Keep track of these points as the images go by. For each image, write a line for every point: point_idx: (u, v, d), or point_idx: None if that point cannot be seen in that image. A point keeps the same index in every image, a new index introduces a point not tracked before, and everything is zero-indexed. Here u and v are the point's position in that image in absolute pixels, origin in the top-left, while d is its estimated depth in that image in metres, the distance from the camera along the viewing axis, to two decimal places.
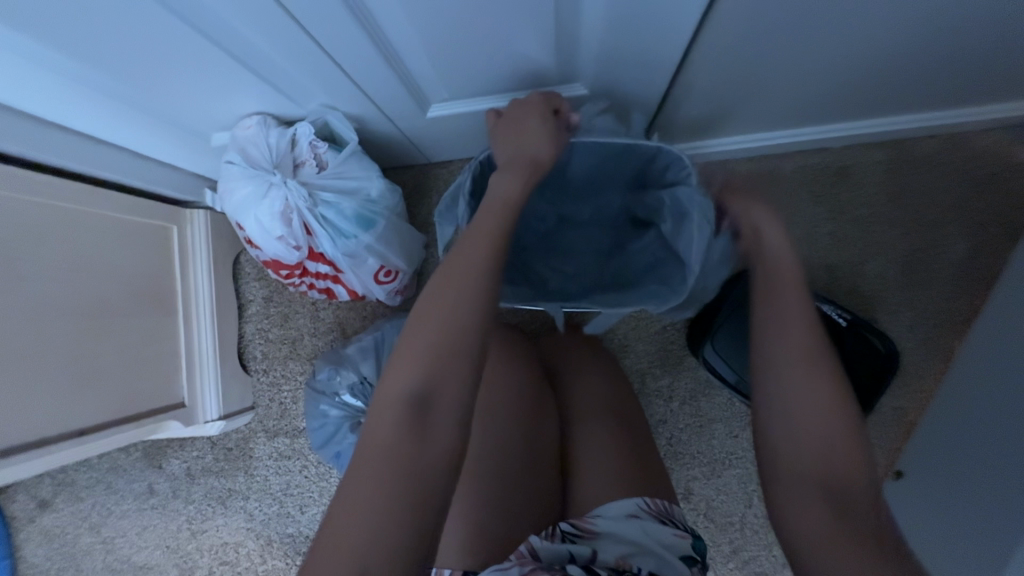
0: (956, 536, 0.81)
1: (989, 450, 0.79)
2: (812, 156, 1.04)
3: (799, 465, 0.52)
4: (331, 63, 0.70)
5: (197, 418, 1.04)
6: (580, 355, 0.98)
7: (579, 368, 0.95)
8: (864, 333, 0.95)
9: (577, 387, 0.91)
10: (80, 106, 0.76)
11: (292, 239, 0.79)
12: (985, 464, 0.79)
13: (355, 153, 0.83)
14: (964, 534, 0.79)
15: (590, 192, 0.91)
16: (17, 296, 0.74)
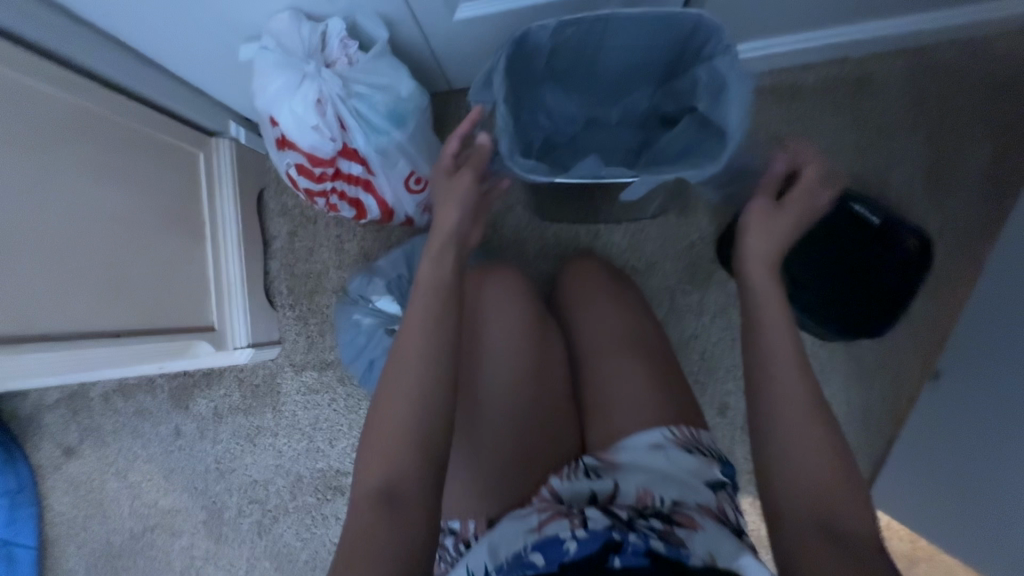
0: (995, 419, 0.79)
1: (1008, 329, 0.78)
2: (835, 65, 1.02)
3: (798, 490, 0.56)
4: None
5: (226, 343, 1.04)
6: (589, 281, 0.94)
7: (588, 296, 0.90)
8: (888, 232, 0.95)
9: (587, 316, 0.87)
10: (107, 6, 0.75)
11: (326, 130, 0.80)
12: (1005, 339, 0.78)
13: (385, 53, 0.83)
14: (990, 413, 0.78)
15: (618, 92, 0.92)
16: (52, 192, 0.74)
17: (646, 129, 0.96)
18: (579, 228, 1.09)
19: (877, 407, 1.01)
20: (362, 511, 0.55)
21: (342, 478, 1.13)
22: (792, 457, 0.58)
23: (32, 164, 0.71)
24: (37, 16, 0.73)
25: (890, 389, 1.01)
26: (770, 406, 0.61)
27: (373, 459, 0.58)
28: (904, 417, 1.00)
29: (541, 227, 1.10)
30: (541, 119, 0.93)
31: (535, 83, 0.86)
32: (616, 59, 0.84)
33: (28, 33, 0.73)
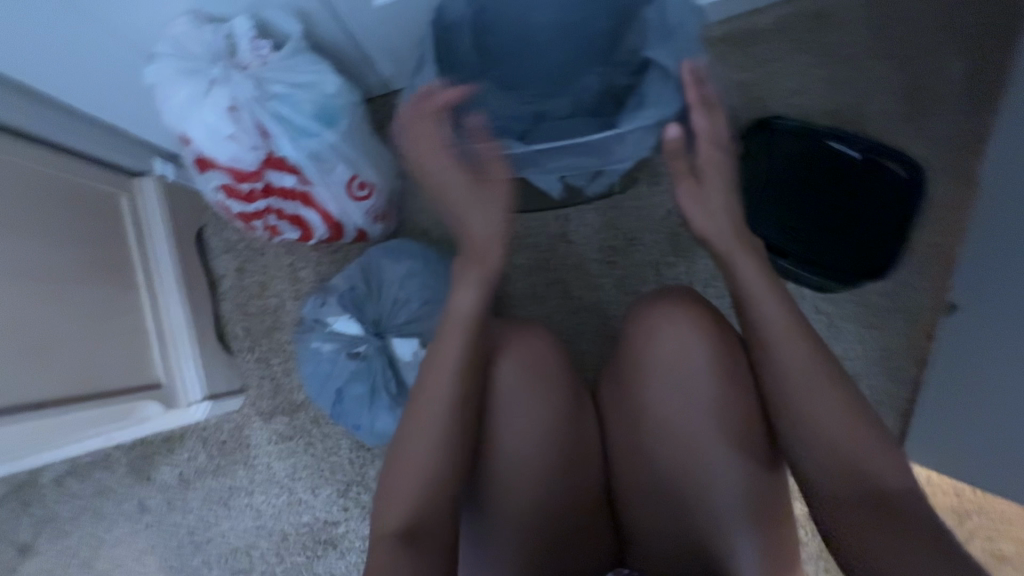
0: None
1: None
2: (788, 5, 0.97)
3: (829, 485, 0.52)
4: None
5: (177, 400, 0.94)
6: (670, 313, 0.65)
7: (671, 339, 0.63)
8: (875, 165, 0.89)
9: (657, 360, 0.64)
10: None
11: (244, 138, 0.71)
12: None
13: (300, 49, 0.75)
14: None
15: (564, 77, 0.80)
16: None
17: (605, 116, 0.78)
18: (548, 215, 1.01)
19: (896, 354, 0.93)
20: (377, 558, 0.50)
21: (331, 530, 1.02)
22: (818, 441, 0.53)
23: None
24: None
25: (907, 332, 0.93)
26: (789, 395, 0.54)
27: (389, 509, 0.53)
28: (926, 360, 0.92)
29: (507, 221, 1.01)
30: (483, 117, 0.76)
31: (466, 74, 0.74)
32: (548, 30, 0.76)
33: None
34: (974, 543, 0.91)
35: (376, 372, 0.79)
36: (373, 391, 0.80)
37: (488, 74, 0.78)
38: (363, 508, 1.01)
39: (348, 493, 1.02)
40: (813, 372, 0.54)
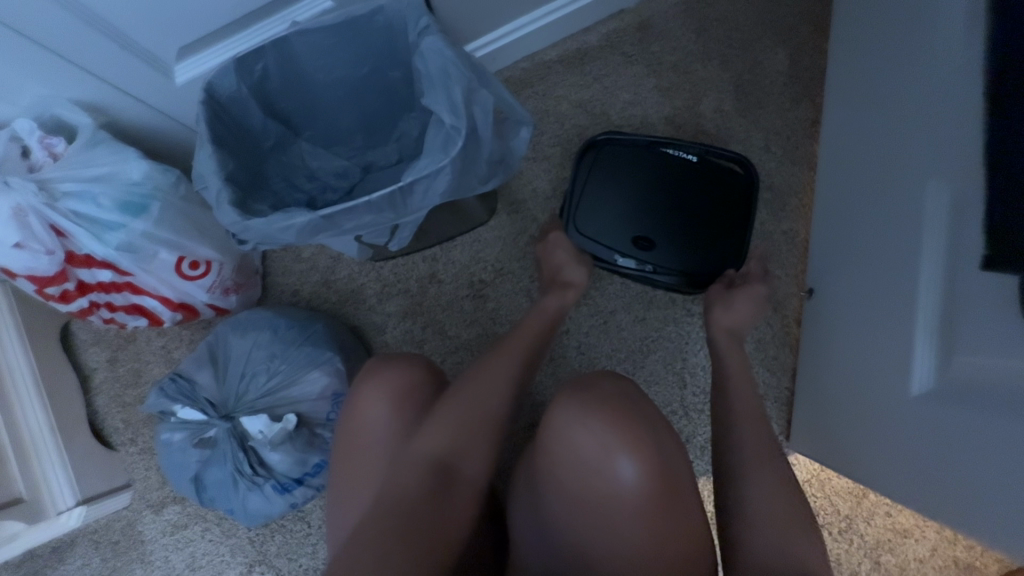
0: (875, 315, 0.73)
1: (885, 234, 0.72)
2: (612, 21, 0.99)
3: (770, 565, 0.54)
4: (16, 42, 0.63)
5: (44, 511, 0.89)
6: (595, 423, 0.58)
7: (598, 458, 0.57)
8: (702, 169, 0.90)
9: (588, 474, 0.58)
10: None
11: (37, 244, 0.68)
12: (888, 242, 0.71)
13: (99, 140, 0.74)
14: (886, 327, 0.71)
15: (380, 127, 0.82)
16: None
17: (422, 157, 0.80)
18: (415, 258, 1.00)
19: (769, 344, 0.93)
20: None
21: None
22: (767, 521, 0.57)
23: None
24: None
25: (776, 321, 0.94)
26: (741, 476, 0.62)
27: None
28: (797, 346, 0.93)
29: (374, 269, 1.00)
30: (300, 181, 0.79)
31: (270, 145, 0.75)
32: (343, 88, 0.75)
33: None
34: (874, 523, 0.90)
35: (229, 456, 0.76)
36: (232, 476, 0.77)
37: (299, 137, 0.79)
38: None
39: (251, 574, 0.98)
40: (764, 460, 0.63)
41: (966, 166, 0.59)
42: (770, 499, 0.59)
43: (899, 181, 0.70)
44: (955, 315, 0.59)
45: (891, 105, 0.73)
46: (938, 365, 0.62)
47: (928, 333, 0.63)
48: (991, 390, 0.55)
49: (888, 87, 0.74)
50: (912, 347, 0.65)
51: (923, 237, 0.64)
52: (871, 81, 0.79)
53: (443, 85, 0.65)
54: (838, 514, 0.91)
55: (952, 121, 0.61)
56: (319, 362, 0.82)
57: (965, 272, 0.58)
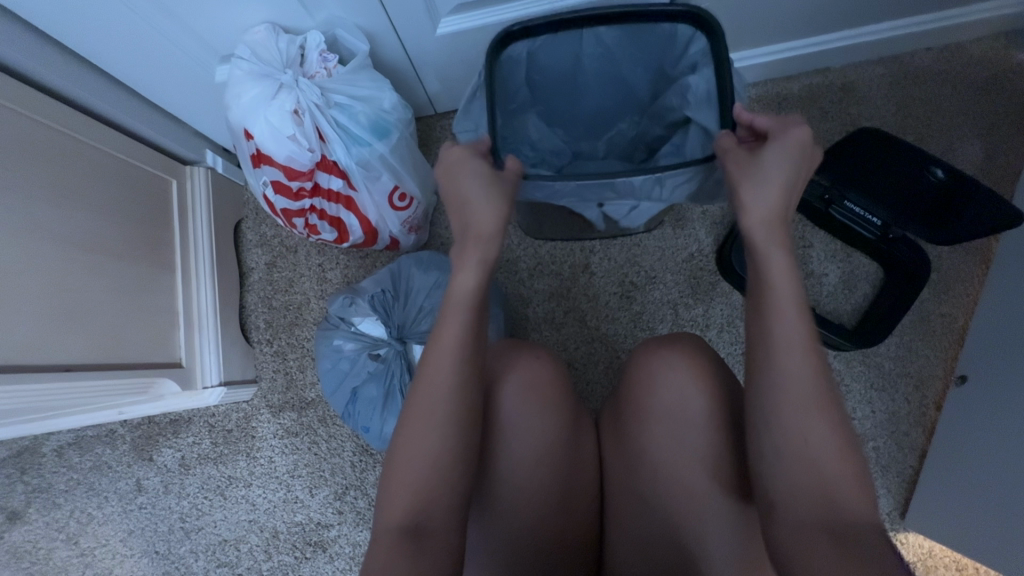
0: None
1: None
2: (817, 77, 1.03)
3: (789, 476, 0.50)
4: None
5: (194, 382, 0.96)
6: (675, 362, 0.67)
7: (671, 388, 0.66)
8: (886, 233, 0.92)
9: (658, 406, 0.65)
10: (95, 9, 0.71)
11: (303, 140, 0.75)
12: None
13: (365, 66, 0.81)
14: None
15: (602, 124, 0.86)
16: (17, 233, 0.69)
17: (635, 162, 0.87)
18: (573, 246, 1.05)
19: (902, 419, 0.94)
20: (381, 546, 0.50)
21: (323, 532, 1.02)
22: (791, 429, 0.50)
23: (11, 200, 0.68)
24: (8, 37, 0.71)
25: (914, 399, 0.94)
26: (764, 368, 0.52)
27: (394, 498, 0.52)
28: (932, 429, 0.93)
29: (533, 247, 1.05)
30: (525, 150, 0.83)
31: (516, 107, 0.80)
32: (596, 81, 0.81)
33: (9, 55, 0.71)
34: None
35: (393, 374, 0.82)
36: (388, 394, 0.82)
37: (535, 111, 0.84)
38: (357, 513, 1.01)
39: (345, 497, 1.02)
40: (797, 345, 0.51)
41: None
42: (796, 413, 0.50)
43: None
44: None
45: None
46: None
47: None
48: None
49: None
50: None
51: None
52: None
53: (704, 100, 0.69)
54: None
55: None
56: None
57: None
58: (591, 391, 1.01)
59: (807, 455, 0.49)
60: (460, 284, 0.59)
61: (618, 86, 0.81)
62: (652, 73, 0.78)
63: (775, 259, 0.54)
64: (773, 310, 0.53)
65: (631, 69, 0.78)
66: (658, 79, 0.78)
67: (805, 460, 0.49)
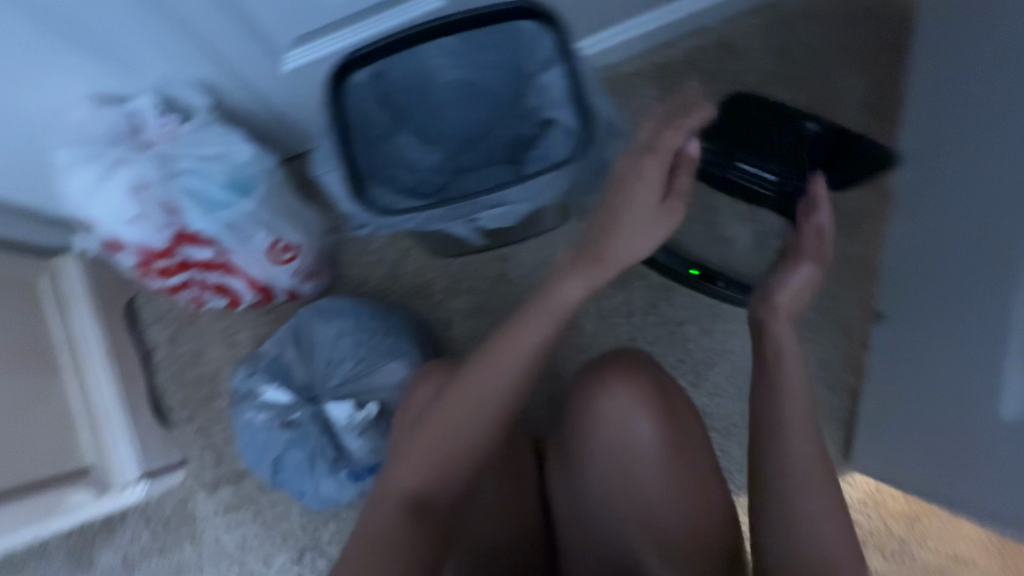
0: (962, 330, 0.74)
1: (982, 257, 0.72)
2: (696, 38, 1.01)
3: (788, 498, 0.58)
4: (158, 23, 0.65)
5: (112, 481, 0.91)
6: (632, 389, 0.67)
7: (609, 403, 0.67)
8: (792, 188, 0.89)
9: (603, 427, 0.66)
10: None
11: (152, 218, 0.69)
12: (987, 264, 0.71)
13: (209, 120, 0.74)
14: (977, 348, 0.71)
15: (476, 137, 0.81)
16: None
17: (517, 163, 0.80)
18: (485, 256, 1.02)
19: (832, 365, 0.95)
20: None
21: None
22: (794, 461, 0.59)
23: None
24: None
25: (840, 343, 0.95)
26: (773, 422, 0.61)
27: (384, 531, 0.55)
28: (860, 369, 0.94)
29: (445, 265, 1.02)
30: (401, 173, 0.78)
31: (381, 131, 0.75)
32: (453, 89, 0.76)
33: None
34: (927, 547, 0.91)
35: (311, 438, 0.77)
36: (312, 457, 0.78)
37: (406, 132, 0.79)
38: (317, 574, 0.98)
39: (301, 560, 0.98)
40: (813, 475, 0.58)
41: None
42: (810, 518, 0.57)
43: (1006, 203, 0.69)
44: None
45: (994, 128, 0.72)
46: None
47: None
48: None
49: (989, 104, 0.74)
50: (1007, 372, 0.66)
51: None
52: (970, 107, 0.78)
53: (561, 100, 0.68)
54: (891, 537, 0.92)
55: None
56: (399, 353, 0.83)
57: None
58: (529, 400, 0.99)
59: (795, 486, 0.58)
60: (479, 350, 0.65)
61: (480, 95, 0.77)
62: (509, 76, 0.74)
63: (783, 332, 0.67)
64: (790, 381, 0.63)
65: (486, 75, 0.75)
66: (517, 81, 0.74)
67: (803, 508, 0.57)
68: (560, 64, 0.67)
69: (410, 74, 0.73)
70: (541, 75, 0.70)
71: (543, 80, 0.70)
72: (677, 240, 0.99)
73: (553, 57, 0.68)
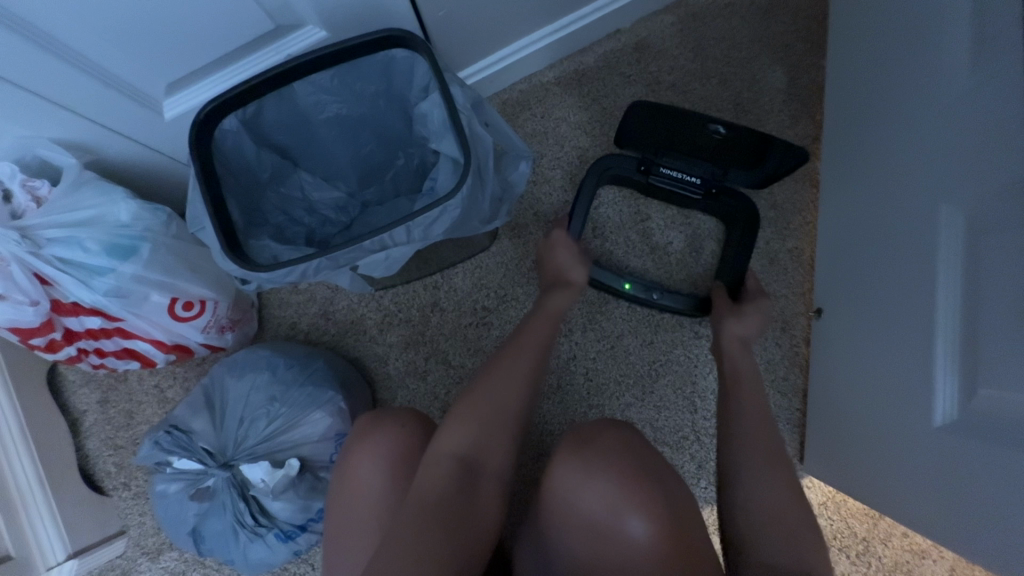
0: (890, 325, 0.71)
1: (901, 253, 0.69)
2: (610, 42, 0.98)
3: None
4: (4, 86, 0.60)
5: (36, 565, 0.85)
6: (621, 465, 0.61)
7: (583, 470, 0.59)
8: (711, 191, 0.88)
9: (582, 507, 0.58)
10: None
11: (22, 295, 0.66)
12: (908, 258, 0.68)
13: (84, 179, 0.70)
14: (906, 350, 0.67)
15: (377, 168, 0.78)
16: None
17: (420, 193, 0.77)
18: (416, 285, 0.98)
19: (779, 365, 0.92)
20: None
21: None
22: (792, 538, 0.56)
23: None
24: None
25: (785, 342, 0.92)
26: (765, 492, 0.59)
27: None
28: (808, 366, 0.91)
29: (375, 300, 0.98)
30: (298, 215, 0.75)
31: (269, 174, 0.72)
32: (335, 125, 0.72)
33: None
34: (891, 544, 0.89)
35: (226, 507, 0.73)
36: (231, 525, 0.74)
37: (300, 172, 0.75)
38: None
39: None
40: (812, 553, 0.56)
41: (1006, 173, 0.53)
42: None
43: (922, 195, 0.66)
44: (974, 333, 0.57)
45: (909, 118, 0.69)
46: (962, 394, 0.59)
47: (949, 353, 0.60)
48: (1001, 428, 0.54)
49: (900, 92, 0.71)
50: (932, 375, 0.62)
51: (940, 254, 0.62)
52: (885, 95, 0.75)
53: (447, 131, 0.64)
54: (855, 538, 0.89)
55: (981, 136, 0.57)
56: (320, 402, 0.79)
57: (987, 270, 0.55)
58: None
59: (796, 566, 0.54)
60: (472, 423, 0.66)
61: (371, 126, 0.73)
62: (396, 106, 0.70)
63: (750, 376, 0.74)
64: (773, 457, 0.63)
65: (373, 107, 0.71)
66: (404, 110, 0.71)
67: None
68: (439, 91, 0.63)
69: (290, 114, 0.69)
70: (421, 104, 0.67)
71: (425, 110, 0.66)
72: (610, 250, 0.95)
73: (432, 84, 0.64)
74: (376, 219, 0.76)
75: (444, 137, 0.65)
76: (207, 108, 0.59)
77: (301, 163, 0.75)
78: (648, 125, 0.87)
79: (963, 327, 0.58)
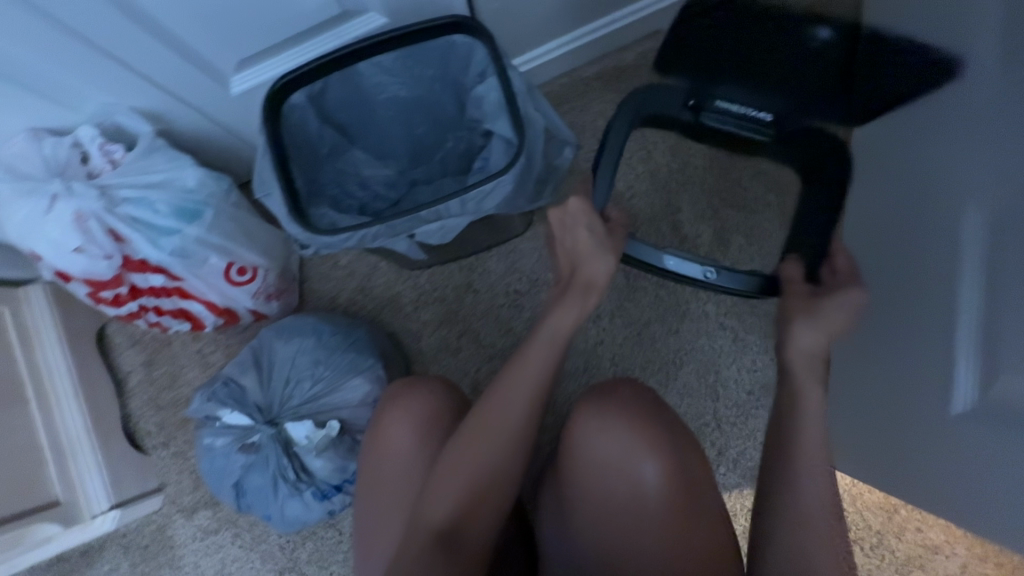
0: (915, 317, 0.73)
1: (929, 247, 0.71)
2: (650, 41, 1.01)
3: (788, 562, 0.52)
4: (96, 54, 0.65)
5: (79, 514, 0.91)
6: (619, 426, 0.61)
7: (612, 450, 0.60)
8: (783, 131, 0.75)
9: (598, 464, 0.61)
10: None
11: (96, 248, 0.70)
12: (936, 253, 0.69)
13: (156, 146, 0.75)
14: (928, 342, 0.69)
15: (427, 149, 0.82)
16: None
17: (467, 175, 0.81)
18: (451, 266, 1.02)
19: None
20: None
21: None
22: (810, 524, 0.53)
23: None
24: None
25: None
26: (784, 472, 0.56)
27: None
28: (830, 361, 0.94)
29: (411, 278, 1.02)
30: (352, 190, 0.80)
31: (328, 150, 0.76)
32: (393, 106, 0.76)
33: None
34: (904, 538, 0.91)
35: (271, 461, 0.76)
36: (273, 480, 0.77)
37: (356, 149, 0.80)
38: None
39: None
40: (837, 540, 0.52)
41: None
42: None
43: (948, 192, 0.68)
44: (995, 326, 0.58)
45: (945, 116, 0.71)
46: (980, 384, 0.61)
47: (970, 348, 0.62)
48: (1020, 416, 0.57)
49: (934, 94, 0.73)
50: (953, 364, 0.64)
51: (965, 250, 0.64)
52: (919, 97, 0.77)
53: (500, 113, 0.68)
54: (869, 530, 0.91)
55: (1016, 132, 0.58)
56: (361, 369, 0.82)
57: (1010, 265, 0.57)
58: None
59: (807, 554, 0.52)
60: (504, 393, 0.65)
61: (424, 108, 0.77)
62: (451, 90, 0.74)
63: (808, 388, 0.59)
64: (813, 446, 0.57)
65: (429, 90, 0.75)
66: (458, 94, 0.75)
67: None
68: (495, 76, 0.67)
69: (352, 93, 0.73)
70: (476, 88, 0.71)
71: (480, 93, 0.70)
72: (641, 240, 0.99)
73: (488, 68, 0.67)
74: (424, 196, 0.80)
75: (497, 117, 0.69)
76: (281, 83, 0.64)
77: (355, 140, 0.79)
78: (711, 44, 0.83)
79: (984, 320, 0.60)
